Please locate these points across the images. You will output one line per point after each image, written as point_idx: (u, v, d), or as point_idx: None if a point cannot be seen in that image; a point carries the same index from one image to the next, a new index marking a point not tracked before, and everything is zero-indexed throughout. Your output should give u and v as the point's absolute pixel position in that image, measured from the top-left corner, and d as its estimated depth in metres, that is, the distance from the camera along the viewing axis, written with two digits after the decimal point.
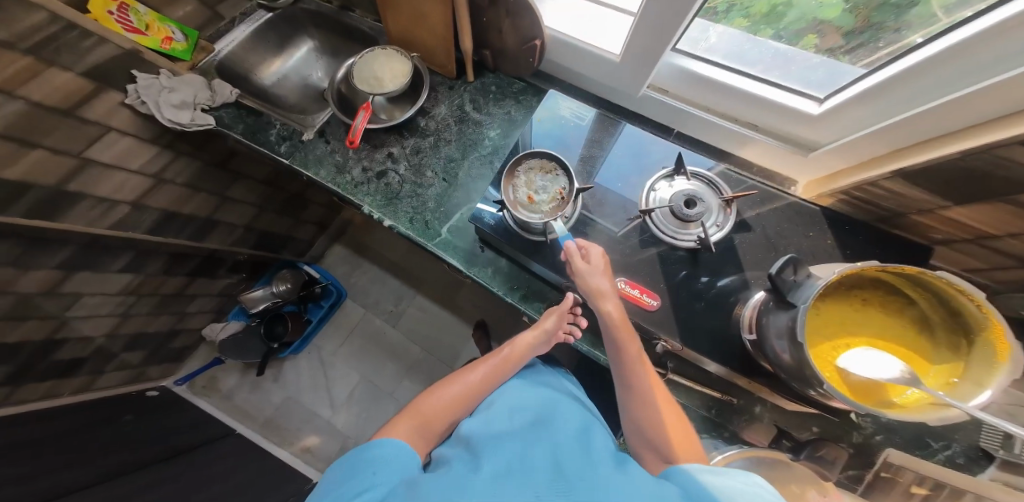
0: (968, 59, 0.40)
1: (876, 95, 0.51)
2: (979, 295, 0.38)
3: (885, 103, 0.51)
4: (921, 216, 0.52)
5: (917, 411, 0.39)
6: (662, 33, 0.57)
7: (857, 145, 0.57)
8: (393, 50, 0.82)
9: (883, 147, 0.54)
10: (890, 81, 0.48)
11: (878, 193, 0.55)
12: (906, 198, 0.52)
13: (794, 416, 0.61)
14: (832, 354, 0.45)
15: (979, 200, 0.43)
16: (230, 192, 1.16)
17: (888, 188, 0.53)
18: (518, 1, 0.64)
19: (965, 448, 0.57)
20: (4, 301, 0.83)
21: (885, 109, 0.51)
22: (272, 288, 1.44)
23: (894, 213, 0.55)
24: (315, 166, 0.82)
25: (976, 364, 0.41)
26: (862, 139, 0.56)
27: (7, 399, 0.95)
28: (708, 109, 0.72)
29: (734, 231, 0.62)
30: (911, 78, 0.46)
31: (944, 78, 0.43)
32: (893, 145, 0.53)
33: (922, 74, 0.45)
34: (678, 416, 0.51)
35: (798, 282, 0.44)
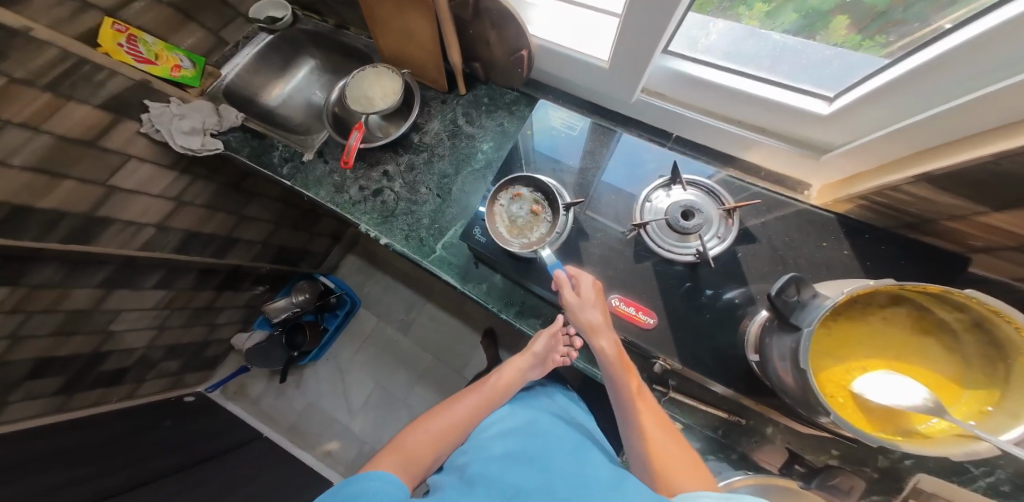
0: (1002, 48, 0.35)
1: (895, 91, 0.46)
2: (1019, 319, 0.33)
3: (906, 100, 0.46)
4: (953, 222, 0.47)
5: (941, 443, 0.35)
6: (649, 34, 0.54)
7: (873, 146, 0.52)
8: (383, 68, 0.83)
9: (905, 149, 0.49)
10: (911, 75, 0.43)
11: (902, 197, 0.50)
12: (935, 203, 0.47)
13: (810, 438, 0.57)
14: (846, 377, 0.41)
15: (1020, 206, 0.38)
16: (248, 210, 1.20)
17: (913, 192, 0.48)
18: (502, 12, 0.62)
19: (1011, 475, 0.51)
20: (53, 319, 0.89)
21: (906, 107, 0.46)
22: (292, 298, 1.49)
23: (922, 219, 0.50)
24: (315, 186, 0.83)
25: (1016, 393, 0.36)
26: (877, 141, 0.51)
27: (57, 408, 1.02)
28: (708, 113, 0.68)
29: (737, 243, 0.59)
30: (937, 71, 0.41)
31: (977, 69, 0.38)
32: (917, 146, 0.48)
33: (950, 66, 0.40)
34: (683, 445, 0.48)
35: (802, 302, 0.40)
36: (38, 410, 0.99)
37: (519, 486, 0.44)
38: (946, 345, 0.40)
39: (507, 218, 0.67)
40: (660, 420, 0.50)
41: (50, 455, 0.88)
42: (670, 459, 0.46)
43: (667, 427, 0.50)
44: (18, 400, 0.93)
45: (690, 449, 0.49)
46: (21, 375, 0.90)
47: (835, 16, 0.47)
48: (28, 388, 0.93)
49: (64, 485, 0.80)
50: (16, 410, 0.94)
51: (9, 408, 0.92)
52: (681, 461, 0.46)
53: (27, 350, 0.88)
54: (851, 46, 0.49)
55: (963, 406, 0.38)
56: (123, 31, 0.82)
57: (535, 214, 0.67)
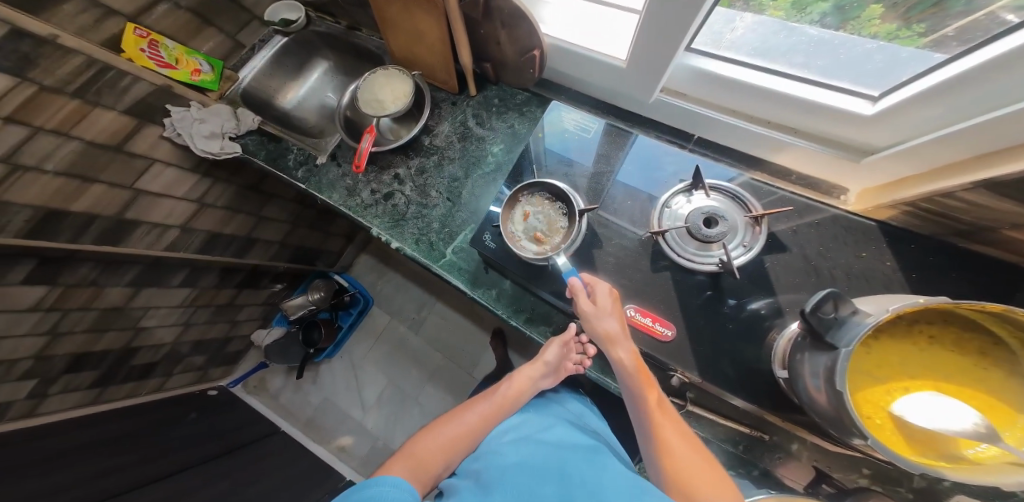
0: None
1: (950, 90, 0.42)
2: None
3: (964, 100, 0.41)
4: (1013, 231, 0.42)
5: (991, 470, 0.31)
6: (670, 33, 0.51)
7: (924, 150, 0.48)
8: (393, 70, 0.82)
9: (961, 152, 0.44)
10: (973, 73, 0.39)
11: (955, 205, 0.45)
12: (992, 211, 0.42)
13: (839, 456, 0.53)
14: (883, 398, 0.36)
15: None
16: (266, 209, 1.21)
17: (966, 200, 0.44)
18: (513, 11, 0.60)
19: None
20: (88, 316, 0.92)
21: (964, 107, 0.42)
22: (309, 296, 1.50)
23: (977, 226, 0.45)
24: (327, 190, 0.83)
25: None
26: (929, 144, 0.46)
27: (93, 398, 1.07)
28: (734, 112, 0.64)
29: (764, 252, 0.55)
30: (1005, 67, 0.36)
31: None
32: (977, 149, 0.42)
33: (1018, 63, 0.35)
34: (713, 465, 0.44)
35: (839, 320, 0.36)
36: (76, 402, 1.03)
37: (534, 495, 0.42)
38: (1004, 368, 0.36)
39: (543, 212, 0.65)
40: (685, 436, 0.47)
41: (86, 446, 0.92)
42: (694, 473, 0.43)
43: (692, 441, 0.47)
44: (57, 393, 0.97)
45: (719, 467, 0.45)
46: (60, 369, 0.94)
47: (872, 6, 0.43)
48: (66, 381, 0.97)
49: (99, 475, 0.84)
50: (56, 402, 0.98)
51: (49, 400, 0.96)
52: (709, 479, 0.43)
53: (65, 346, 0.92)
54: (895, 39, 0.45)
55: (1018, 431, 0.34)
56: (145, 36, 0.83)
57: (517, 221, 0.65)
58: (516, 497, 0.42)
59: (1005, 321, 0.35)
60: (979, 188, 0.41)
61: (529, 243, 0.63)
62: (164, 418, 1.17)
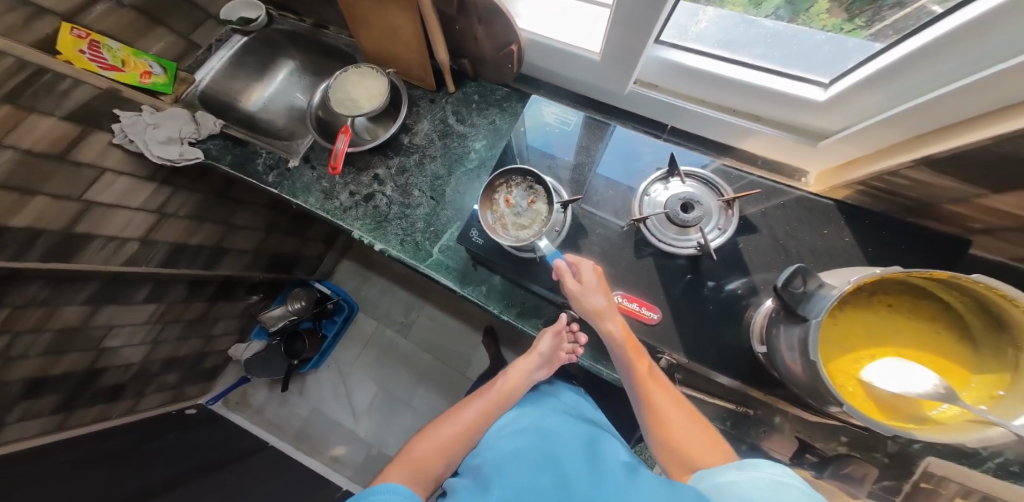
0: (985, 36, 0.35)
1: (890, 77, 0.46)
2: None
3: (901, 86, 0.46)
4: (953, 206, 0.47)
5: (956, 428, 0.33)
6: (640, 27, 0.53)
7: (872, 132, 0.52)
8: (366, 68, 0.81)
9: (902, 133, 0.49)
10: (906, 61, 0.43)
11: (901, 182, 0.50)
12: (935, 187, 0.47)
13: (819, 426, 0.57)
14: (854, 367, 0.39)
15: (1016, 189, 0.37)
16: (237, 218, 1.16)
17: (909, 177, 0.49)
18: (489, 7, 0.60)
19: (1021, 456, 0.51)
20: (42, 338, 0.86)
21: (903, 91, 0.46)
22: (288, 306, 1.42)
23: (923, 202, 0.50)
24: (303, 193, 0.80)
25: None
26: (875, 127, 0.51)
27: (58, 424, 1.00)
28: (702, 102, 0.67)
29: (738, 234, 0.59)
30: (932, 56, 0.41)
31: (968, 55, 0.38)
32: (916, 130, 0.47)
33: (941, 51, 0.39)
34: (702, 426, 0.48)
35: (809, 293, 0.39)
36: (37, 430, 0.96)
37: (535, 486, 0.43)
38: (955, 331, 0.40)
39: (507, 212, 0.66)
40: (674, 401, 0.49)
41: (54, 472, 0.87)
42: (683, 435, 0.46)
43: (682, 406, 0.49)
44: (15, 421, 0.90)
45: (711, 431, 0.48)
46: (15, 396, 0.87)
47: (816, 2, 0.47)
48: (25, 409, 0.90)
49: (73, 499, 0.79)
50: (15, 430, 0.90)
51: (7, 430, 0.89)
52: (699, 438, 0.46)
53: (18, 371, 0.85)
54: (836, 31, 0.49)
55: (973, 390, 0.37)
56: (83, 36, 0.77)
57: (536, 201, 0.65)
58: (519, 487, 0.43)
59: (951, 287, 0.39)
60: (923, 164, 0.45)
61: (528, 188, 0.66)
62: (137, 440, 1.10)
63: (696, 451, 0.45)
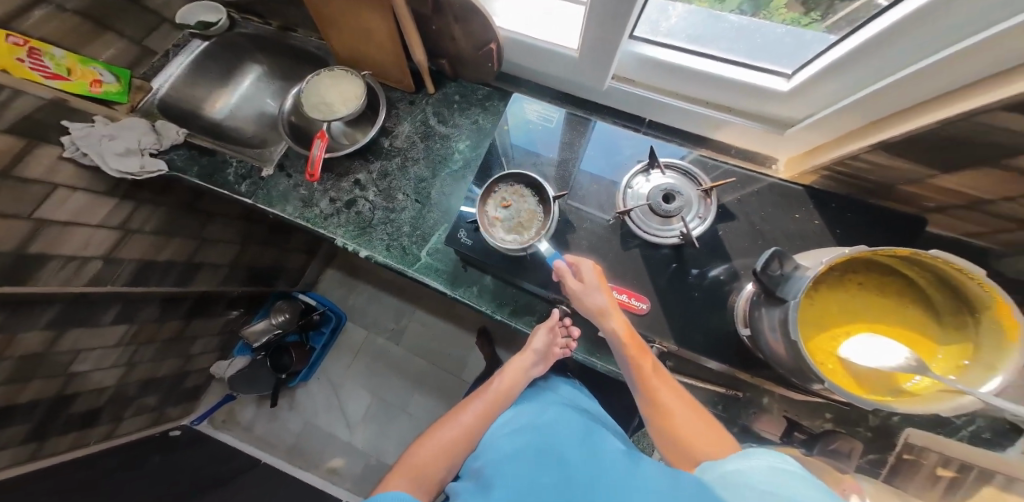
0: (928, 27, 0.38)
1: (845, 66, 0.48)
2: (979, 273, 0.32)
3: (856, 74, 0.48)
4: (910, 187, 0.51)
5: (928, 398, 0.35)
6: (615, 25, 0.54)
7: (834, 120, 0.55)
8: (339, 71, 0.79)
9: (860, 120, 0.52)
10: (859, 51, 0.45)
11: (861, 166, 0.54)
12: (890, 170, 0.51)
13: (804, 404, 0.59)
14: (832, 345, 0.42)
15: (962, 167, 0.41)
16: (210, 231, 1.11)
17: (869, 161, 0.52)
18: (465, 6, 0.60)
19: (991, 422, 0.52)
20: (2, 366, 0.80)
21: (857, 80, 0.49)
22: (271, 319, 1.40)
23: (882, 183, 0.54)
24: (281, 202, 0.78)
25: (995, 347, 0.36)
26: (835, 114, 0.54)
27: (29, 455, 0.94)
28: (676, 94, 0.69)
29: (717, 222, 0.62)
30: (881, 46, 0.43)
31: (912, 46, 0.41)
32: (872, 116, 0.50)
33: (888, 42, 0.42)
34: (708, 421, 0.48)
35: (786, 275, 0.42)
36: (7, 462, 0.91)
37: (537, 483, 0.44)
38: (918, 306, 0.43)
39: (502, 215, 0.66)
40: (680, 397, 0.50)
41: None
42: (688, 429, 0.47)
43: (688, 401, 0.50)
44: None
45: (714, 422, 0.49)
46: None
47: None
48: None
49: None
50: None
51: None
52: (704, 433, 0.46)
53: None
54: (795, 25, 0.53)
55: (941, 361, 0.40)
56: (20, 43, 0.72)
57: (523, 198, 0.67)
58: (519, 486, 0.44)
59: (914, 264, 0.42)
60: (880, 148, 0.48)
61: (513, 189, 0.68)
62: (118, 466, 1.05)
63: (701, 445, 0.45)
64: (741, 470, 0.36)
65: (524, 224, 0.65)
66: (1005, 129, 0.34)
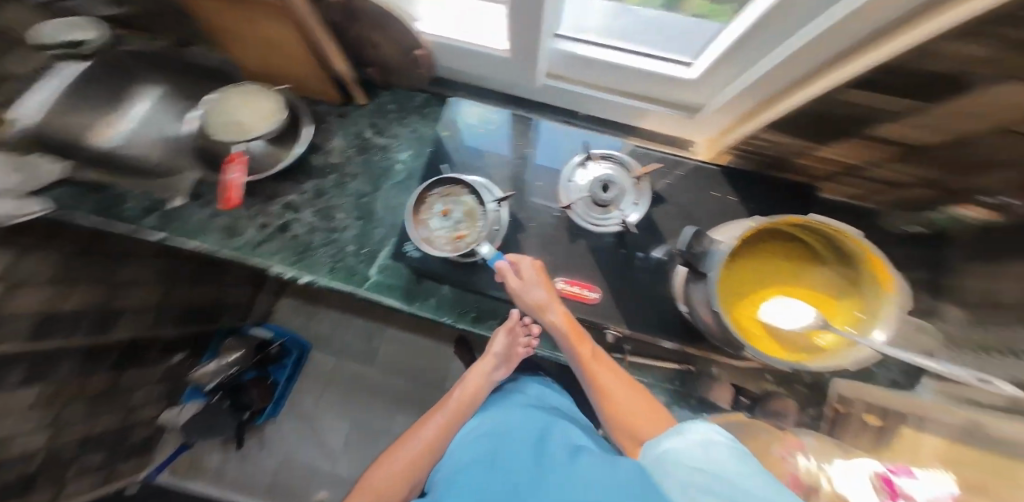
0: (792, 10, 0.41)
1: (734, 52, 0.51)
2: (853, 233, 0.38)
3: (745, 58, 0.51)
4: (802, 158, 0.58)
5: (835, 350, 0.37)
6: (534, 28, 0.56)
7: (733, 102, 0.59)
8: (245, 87, 0.72)
9: (755, 98, 0.56)
10: (741, 38, 0.48)
11: (761, 144, 0.59)
12: (784, 144, 0.57)
13: (746, 370, 0.60)
14: (751, 312, 0.44)
15: (839, 139, 0.50)
16: (128, 270, 0.98)
17: (768, 138, 0.57)
18: (378, 12, 0.58)
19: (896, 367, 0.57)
20: None
21: (746, 63, 0.52)
22: (222, 360, 1.32)
23: (779, 157, 0.60)
24: (198, 234, 0.72)
25: (874, 296, 0.39)
26: (733, 96, 0.57)
27: None
28: (598, 87, 0.71)
29: (651, 207, 0.64)
30: (759, 32, 0.46)
31: (784, 28, 0.44)
32: (766, 94, 0.53)
33: (763, 28, 0.45)
34: (647, 397, 0.50)
35: (706, 251, 0.44)
36: None
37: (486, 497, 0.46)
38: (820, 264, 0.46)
39: (442, 223, 0.65)
40: (620, 378, 0.52)
41: None
42: (627, 408, 0.49)
43: (628, 381, 0.52)
44: None
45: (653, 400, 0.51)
46: None
47: None
48: None
49: None
50: None
51: None
52: (642, 411, 0.49)
53: None
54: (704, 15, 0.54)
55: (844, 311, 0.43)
56: None
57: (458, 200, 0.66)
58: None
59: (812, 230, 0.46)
60: (774, 125, 0.52)
61: (446, 192, 0.67)
62: None
63: (641, 423, 0.48)
64: (677, 453, 0.36)
65: (465, 227, 0.65)
66: (878, 90, 0.39)
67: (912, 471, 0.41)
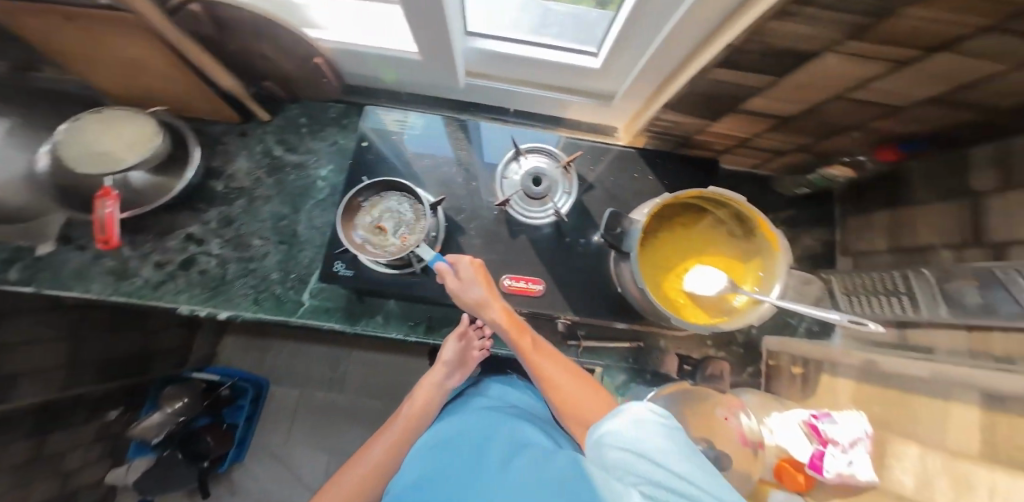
0: None
1: (626, 38, 0.53)
2: (740, 200, 0.47)
3: (637, 42, 0.54)
4: (702, 136, 0.63)
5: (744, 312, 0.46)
6: (433, 24, 0.54)
7: (637, 85, 0.61)
8: (109, 112, 0.63)
9: (654, 80, 0.58)
10: (626, 24, 0.50)
11: (666, 125, 0.62)
12: (683, 125, 0.60)
13: (687, 338, 0.67)
14: (676, 284, 0.50)
15: (724, 115, 0.54)
16: (12, 329, 0.81)
17: (672, 120, 0.59)
18: (260, 24, 0.54)
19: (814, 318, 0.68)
20: None
21: (639, 46, 0.54)
22: (165, 409, 1.14)
23: (686, 136, 0.64)
24: (83, 281, 0.66)
25: (764, 252, 0.49)
26: (635, 79, 0.60)
27: None
28: (516, 82, 0.72)
29: (581, 193, 0.65)
30: (640, 17, 0.48)
31: (659, 11, 0.46)
32: (663, 74, 0.56)
33: (642, 13, 0.47)
34: (587, 381, 0.51)
35: (627, 231, 0.48)
36: None
37: None
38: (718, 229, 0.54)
39: (379, 234, 0.62)
40: (562, 364, 0.52)
41: None
42: (572, 395, 0.49)
43: (571, 368, 0.52)
44: None
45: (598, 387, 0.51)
46: None
47: None
48: None
49: None
50: None
51: None
52: (586, 394, 0.49)
53: None
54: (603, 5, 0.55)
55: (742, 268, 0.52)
56: None
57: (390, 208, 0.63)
58: None
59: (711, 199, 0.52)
60: (672, 106, 0.55)
61: (378, 202, 0.64)
62: None
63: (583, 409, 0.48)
64: (614, 434, 0.33)
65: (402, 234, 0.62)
66: (737, 68, 0.42)
67: (830, 415, 0.52)
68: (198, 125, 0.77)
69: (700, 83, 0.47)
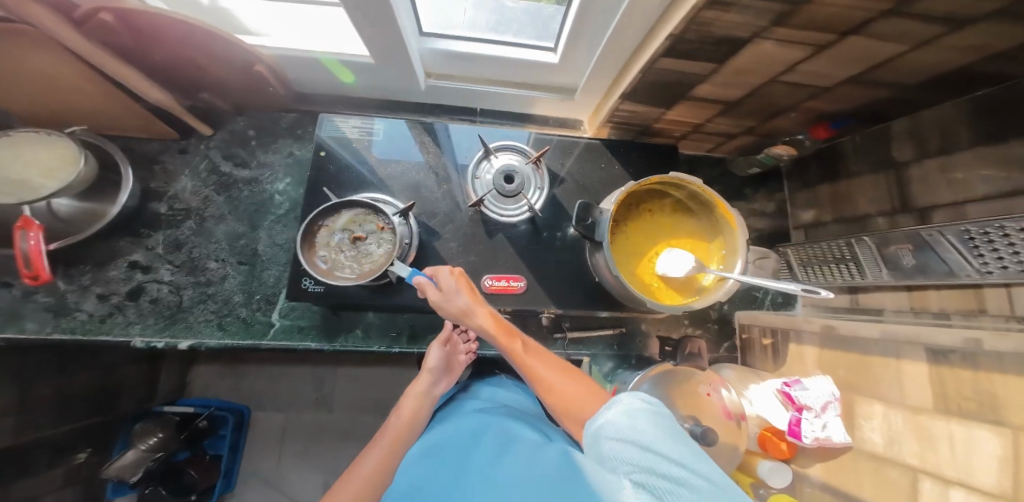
0: None
1: (580, 30, 0.54)
2: (696, 182, 0.49)
3: (590, 34, 0.54)
4: (659, 123, 0.64)
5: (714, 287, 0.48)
6: (388, 28, 0.53)
7: (595, 78, 0.62)
8: (17, 136, 0.58)
9: (609, 72, 0.59)
10: (579, 15, 0.51)
11: (625, 115, 0.63)
12: (639, 114, 0.61)
13: (667, 320, 0.69)
14: (650, 267, 0.51)
15: (676, 103, 0.56)
16: None
17: (630, 110, 0.61)
18: (201, 39, 0.51)
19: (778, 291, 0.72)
20: None
21: (593, 38, 0.55)
22: (137, 448, 1.04)
23: (644, 125, 0.66)
24: (14, 321, 0.61)
25: (725, 232, 0.51)
26: (592, 72, 0.61)
27: None
28: (476, 81, 0.71)
29: (553, 188, 0.66)
30: (592, 7, 0.49)
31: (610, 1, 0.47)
32: (617, 66, 0.57)
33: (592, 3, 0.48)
34: (582, 379, 0.49)
35: (597, 220, 0.49)
36: None
37: None
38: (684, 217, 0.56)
39: (347, 252, 0.60)
40: (554, 364, 0.51)
41: None
42: (566, 393, 0.47)
43: (564, 368, 0.51)
44: None
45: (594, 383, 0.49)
46: None
47: None
48: None
49: None
50: None
51: None
52: (581, 393, 0.47)
53: None
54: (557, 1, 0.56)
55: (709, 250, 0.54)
56: None
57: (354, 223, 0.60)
58: None
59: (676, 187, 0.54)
60: (629, 97, 0.56)
61: (340, 217, 0.61)
62: None
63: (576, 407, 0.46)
64: (611, 430, 0.35)
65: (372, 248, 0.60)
66: (681, 57, 0.43)
67: (800, 381, 0.54)
68: (131, 145, 0.72)
69: (651, 72, 0.48)
